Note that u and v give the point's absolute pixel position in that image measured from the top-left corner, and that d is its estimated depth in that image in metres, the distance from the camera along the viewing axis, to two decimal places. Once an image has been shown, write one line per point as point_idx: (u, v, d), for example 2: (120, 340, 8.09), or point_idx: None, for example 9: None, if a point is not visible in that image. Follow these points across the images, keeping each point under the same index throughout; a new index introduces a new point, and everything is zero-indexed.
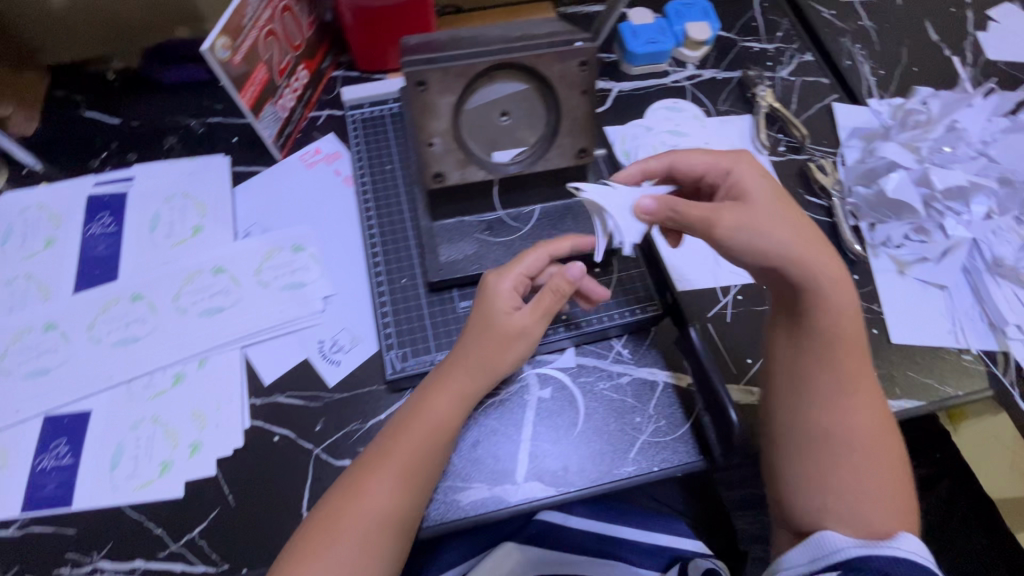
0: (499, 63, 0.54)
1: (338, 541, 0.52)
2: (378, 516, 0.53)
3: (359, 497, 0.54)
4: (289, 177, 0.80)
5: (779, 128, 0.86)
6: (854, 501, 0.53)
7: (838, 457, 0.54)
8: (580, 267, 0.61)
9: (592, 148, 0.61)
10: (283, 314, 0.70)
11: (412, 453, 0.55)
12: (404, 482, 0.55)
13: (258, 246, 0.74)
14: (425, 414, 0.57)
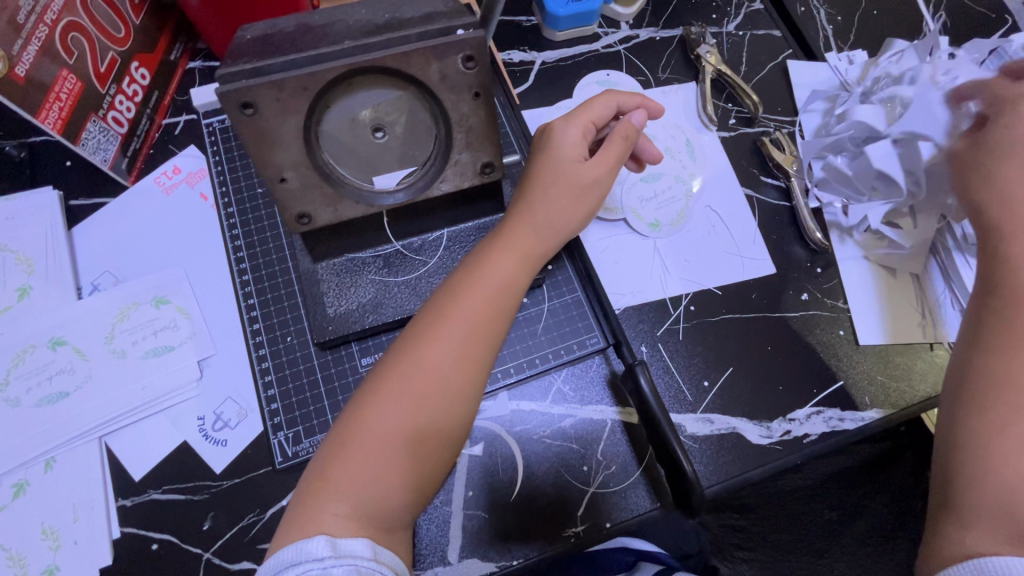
0: (354, 66, 0.40)
1: (394, 412, 0.46)
2: (440, 385, 0.48)
3: (411, 364, 0.48)
4: (141, 208, 0.64)
5: (728, 97, 0.75)
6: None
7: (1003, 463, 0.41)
8: (642, 114, 0.55)
9: (499, 161, 0.48)
10: (147, 390, 0.57)
11: (473, 317, 0.49)
12: (462, 357, 0.48)
13: (107, 304, 0.60)
14: (489, 269, 0.51)
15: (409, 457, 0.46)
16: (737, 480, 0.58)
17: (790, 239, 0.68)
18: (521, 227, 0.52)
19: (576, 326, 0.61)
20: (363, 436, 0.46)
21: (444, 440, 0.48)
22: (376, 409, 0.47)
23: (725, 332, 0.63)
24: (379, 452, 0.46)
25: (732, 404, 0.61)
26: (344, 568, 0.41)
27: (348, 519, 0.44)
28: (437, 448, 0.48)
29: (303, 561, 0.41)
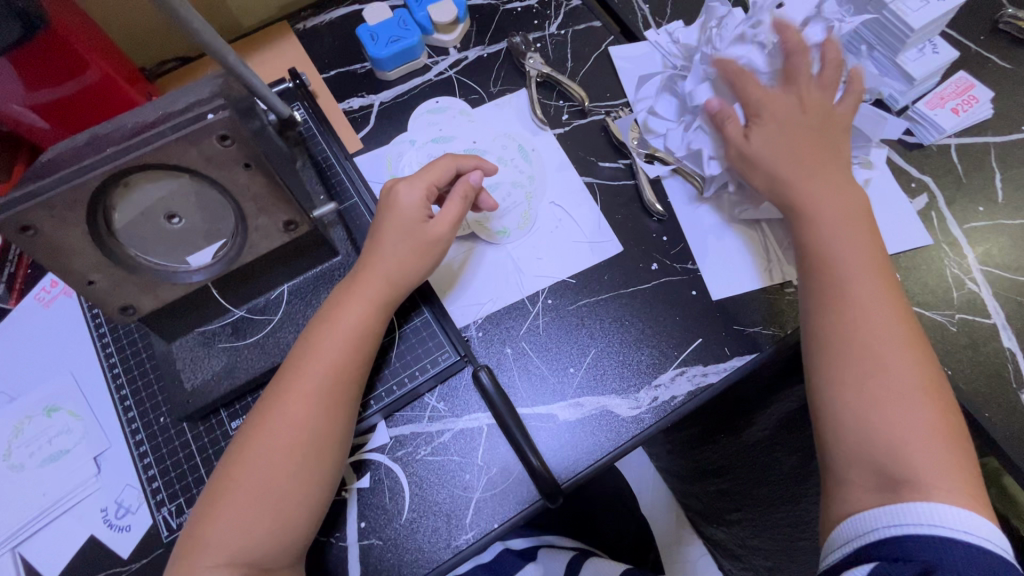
0: (121, 170, 0.44)
1: (263, 462, 0.50)
2: (305, 434, 0.51)
3: (276, 416, 0.51)
4: (25, 326, 0.68)
5: (558, 95, 0.78)
6: (895, 449, 0.49)
7: (874, 408, 0.50)
8: (480, 174, 0.62)
9: (302, 217, 0.52)
10: (50, 495, 0.61)
11: (334, 366, 0.53)
12: (325, 404, 0.52)
13: (1, 422, 0.64)
14: (343, 320, 0.55)
15: (280, 504, 0.49)
16: (613, 455, 0.60)
17: (636, 215, 0.71)
18: (370, 277, 0.56)
19: (428, 346, 0.63)
20: (234, 487, 0.50)
21: (315, 484, 0.51)
22: (245, 461, 0.50)
23: (584, 317, 0.66)
24: (250, 501, 0.49)
25: (600, 384, 0.63)
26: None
27: (222, 563, 0.47)
28: (308, 492, 0.50)
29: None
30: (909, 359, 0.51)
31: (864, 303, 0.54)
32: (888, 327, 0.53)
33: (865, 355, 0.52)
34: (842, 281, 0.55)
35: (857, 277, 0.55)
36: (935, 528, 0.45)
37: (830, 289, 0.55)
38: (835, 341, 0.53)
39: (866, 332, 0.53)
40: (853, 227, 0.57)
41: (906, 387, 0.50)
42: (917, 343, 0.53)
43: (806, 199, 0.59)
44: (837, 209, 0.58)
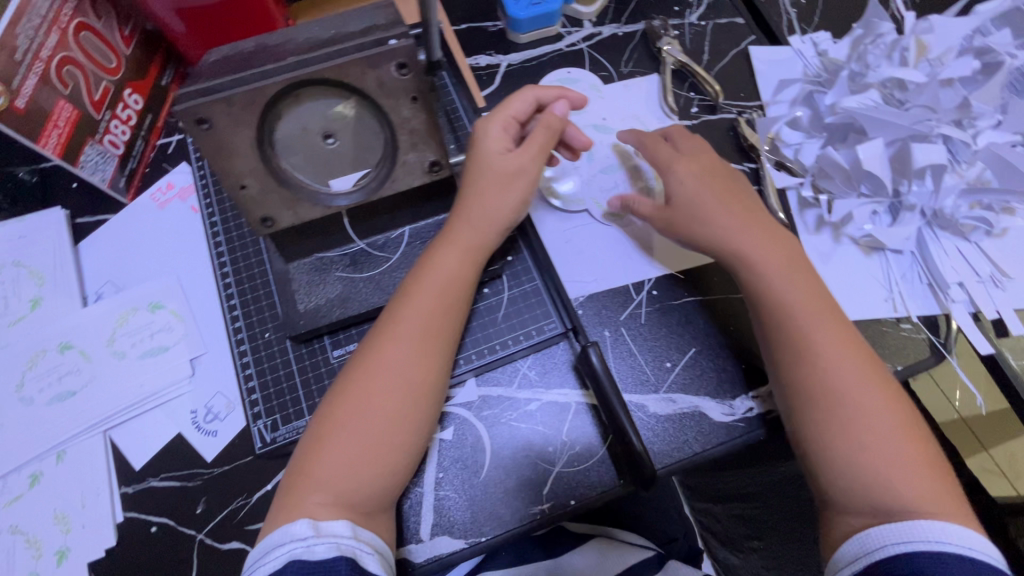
0: (297, 81, 0.44)
1: (366, 404, 0.49)
2: (403, 377, 0.50)
3: (373, 358, 0.50)
4: (139, 222, 0.70)
5: (690, 86, 0.76)
6: (884, 483, 0.47)
7: (859, 444, 0.49)
8: (566, 105, 0.57)
9: (445, 159, 0.52)
10: (145, 387, 0.62)
11: (427, 311, 0.52)
12: (422, 347, 0.51)
13: (109, 310, 0.65)
14: (437, 268, 0.54)
15: (383, 448, 0.48)
16: (698, 457, 0.59)
17: None
18: (467, 227, 0.55)
19: (535, 314, 0.64)
20: (337, 429, 0.48)
21: (416, 429, 0.50)
22: (350, 404, 0.49)
23: (686, 314, 0.65)
24: (354, 443, 0.48)
25: (695, 384, 0.62)
26: (325, 547, 0.43)
27: (329, 504, 0.45)
28: (409, 437, 0.49)
29: (288, 540, 0.43)
30: (883, 395, 0.51)
31: (824, 340, 0.53)
32: (853, 368, 0.51)
33: (845, 399, 0.50)
34: (798, 338, 0.53)
35: (805, 324, 0.54)
36: (941, 547, 0.43)
37: (788, 345, 0.54)
38: (809, 390, 0.51)
39: (841, 374, 0.51)
40: (790, 279, 0.56)
41: (885, 421, 0.49)
42: (885, 381, 0.52)
43: (756, 256, 0.57)
44: (785, 266, 0.57)
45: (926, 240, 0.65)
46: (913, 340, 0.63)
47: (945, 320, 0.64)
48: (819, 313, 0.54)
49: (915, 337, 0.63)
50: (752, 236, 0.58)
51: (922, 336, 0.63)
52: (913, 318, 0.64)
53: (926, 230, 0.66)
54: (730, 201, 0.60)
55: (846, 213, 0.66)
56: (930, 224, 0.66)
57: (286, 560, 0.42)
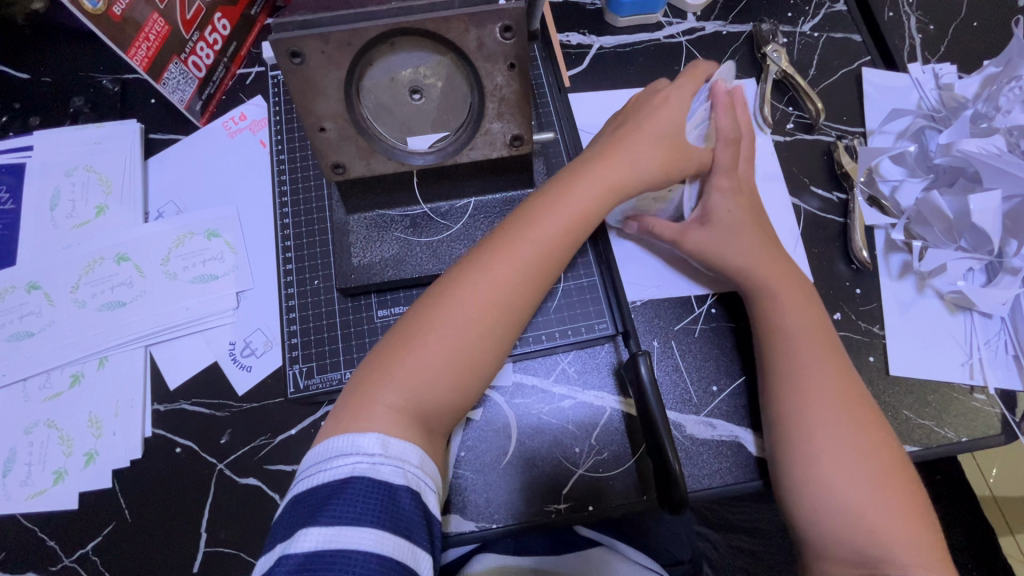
0: (396, 28, 0.42)
1: (445, 325, 0.47)
2: (502, 299, 0.48)
3: (466, 286, 0.48)
4: (208, 148, 0.70)
5: (790, 100, 0.71)
6: (859, 524, 0.46)
7: (829, 480, 0.47)
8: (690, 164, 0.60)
9: (528, 135, 0.49)
10: (190, 310, 0.63)
11: (525, 247, 0.50)
12: (531, 276, 0.50)
13: (167, 229, 0.66)
14: (545, 207, 0.51)
15: (462, 370, 0.47)
16: (729, 489, 0.57)
17: (831, 254, 0.64)
18: (619, 169, 0.53)
19: (587, 310, 0.61)
20: (410, 351, 0.46)
21: (494, 359, 0.49)
22: (438, 318, 0.47)
23: (745, 339, 0.61)
24: (425, 368, 0.46)
25: (740, 413, 0.59)
26: (392, 469, 0.41)
27: (398, 411, 0.44)
28: (485, 366, 0.48)
29: (354, 453, 0.41)
30: (863, 435, 0.49)
31: (803, 360, 0.52)
32: (838, 404, 0.50)
33: (818, 436, 0.49)
34: (788, 375, 0.52)
35: (802, 353, 0.52)
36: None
37: (785, 375, 0.52)
38: (791, 426, 0.50)
39: (820, 410, 0.50)
40: (800, 312, 0.55)
41: (865, 458, 0.48)
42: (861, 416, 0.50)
43: (770, 287, 0.56)
44: (796, 299, 0.55)
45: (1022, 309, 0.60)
46: (983, 413, 0.59)
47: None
48: (818, 347, 0.53)
49: (987, 410, 0.59)
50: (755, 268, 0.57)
51: (995, 411, 0.59)
52: (989, 390, 0.59)
53: None
54: (749, 230, 0.58)
55: (939, 265, 0.60)
56: None
57: (350, 473, 0.40)
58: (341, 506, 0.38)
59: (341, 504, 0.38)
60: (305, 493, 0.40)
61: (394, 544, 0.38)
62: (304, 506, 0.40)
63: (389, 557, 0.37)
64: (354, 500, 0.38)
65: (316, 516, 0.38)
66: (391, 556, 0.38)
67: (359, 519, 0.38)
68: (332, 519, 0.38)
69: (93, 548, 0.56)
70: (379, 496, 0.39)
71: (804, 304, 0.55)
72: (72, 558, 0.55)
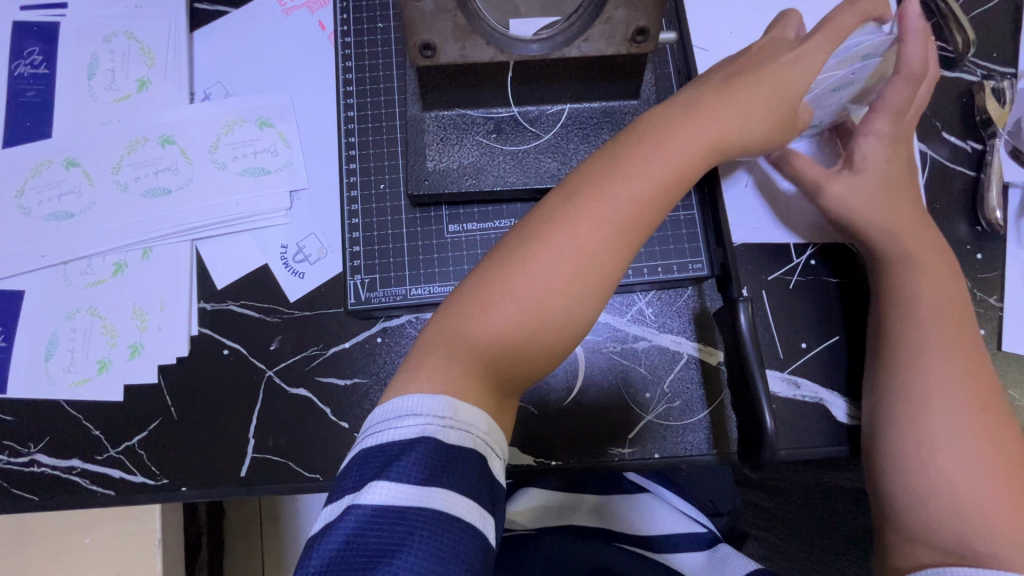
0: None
1: (530, 291, 0.37)
2: (598, 262, 0.38)
3: (554, 245, 0.38)
4: (260, 24, 0.62)
5: (932, 26, 0.61)
6: (982, 523, 0.42)
7: (962, 484, 0.43)
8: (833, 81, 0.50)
9: (655, 30, 0.41)
10: (241, 206, 0.58)
11: (633, 199, 0.40)
12: (632, 233, 0.40)
13: (215, 113, 0.60)
14: (665, 144, 0.41)
15: (540, 346, 0.38)
16: (807, 452, 0.53)
17: (954, 212, 0.57)
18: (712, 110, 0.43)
19: (681, 246, 0.56)
20: (490, 319, 0.37)
21: (580, 335, 0.40)
22: (519, 278, 0.38)
23: (845, 297, 0.56)
24: (504, 341, 0.37)
25: (830, 373, 0.54)
26: (460, 433, 0.34)
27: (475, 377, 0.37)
28: (569, 344, 0.39)
29: (421, 412, 0.34)
30: (1002, 448, 0.44)
31: (951, 358, 0.46)
32: (981, 413, 0.44)
33: (963, 445, 0.43)
34: (906, 358, 0.47)
35: (931, 332, 0.47)
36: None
37: (909, 358, 0.47)
38: (925, 429, 0.44)
39: (948, 397, 0.45)
40: (931, 285, 0.48)
41: (1004, 473, 0.43)
42: (1000, 432, 0.44)
43: (913, 257, 0.49)
44: (935, 273, 0.49)
45: None
46: None
47: None
48: (946, 324, 0.47)
49: None
50: (894, 223, 0.50)
51: None
52: None
53: None
54: (895, 187, 0.51)
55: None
56: None
57: (415, 434, 0.33)
58: (407, 466, 0.32)
59: (406, 465, 0.32)
60: (361, 452, 0.34)
61: (467, 508, 0.31)
62: (367, 458, 0.33)
63: (463, 522, 0.31)
64: (422, 462, 0.32)
65: (382, 471, 0.32)
66: (465, 521, 0.31)
67: (430, 480, 0.31)
68: (398, 478, 0.31)
69: (140, 441, 0.54)
70: (449, 459, 0.32)
71: (940, 276, 0.49)
72: (118, 450, 0.54)
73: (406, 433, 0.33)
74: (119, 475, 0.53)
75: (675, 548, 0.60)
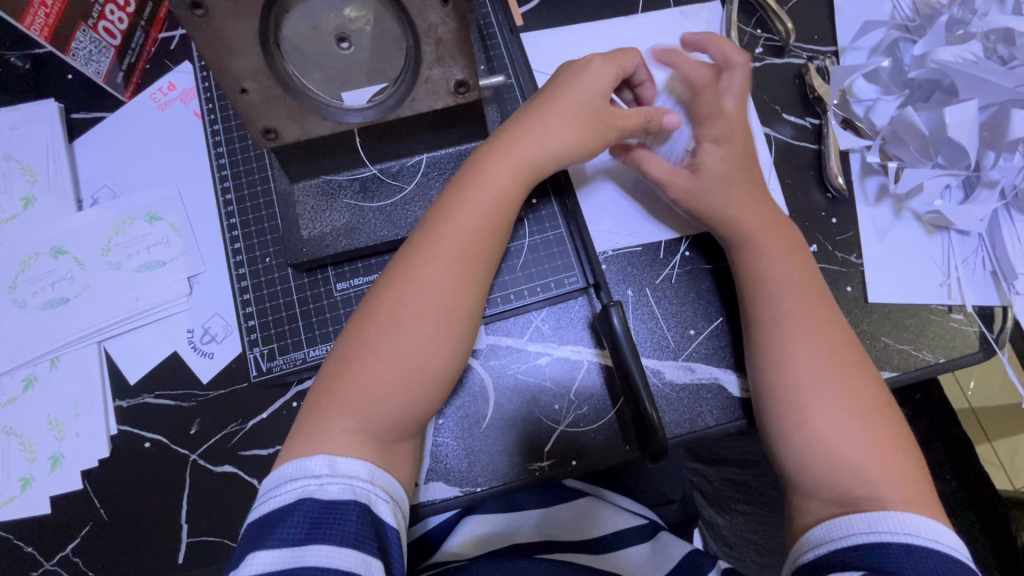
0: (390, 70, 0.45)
1: (387, 337, 0.44)
2: (437, 301, 0.45)
3: (399, 292, 0.45)
4: (137, 123, 0.64)
5: (758, 21, 0.66)
6: (858, 469, 0.45)
7: (824, 432, 0.46)
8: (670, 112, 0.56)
9: (473, 80, 0.45)
10: (141, 300, 0.59)
11: (459, 239, 0.47)
12: (461, 266, 0.46)
13: (104, 217, 0.62)
14: (479, 185, 0.48)
15: (406, 381, 0.44)
16: (711, 431, 0.56)
17: (806, 184, 0.62)
18: (517, 141, 0.50)
19: (555, 264, 0.60)
20: (358, 369, 0.44)
21: (446, 361, 0.46)
22: (374, 334, 0.45)
23: (720, 280, 0.60)
24: (373, 386, 0.43)
25: (719, 354, 0.58)
26: (340, 487, 0.39)
27: (353, 432, 0.42)
28: (434, 374, 0.45)
29: (301, 476, 0.39)
30: (853, 390, 0.47)
31: (790, 317, 0.50)
32: (829, 361, 0.48)
33: (815, 396, 0.47)
34: (768, 331, 0.51)
35: (782, 298, 0.51)
36: (915, 539, 0.41)
37: (767, 330, 0.51)
38: (776, 387, 0.49)
39: (798, 355, 0.49)
40: (780, 256, 0.53)
41: (858, 412, 0.47)
42: (851, 373, 0.48)
43: (765, 237, 0.53)
44: (779, 248, 0.53)
45: (999, 222, 0.58)
46: (961, 333, 0.58)
47: (1001, 313, 0.59)
48: (785, 289, 0.51)
49: (964, 330, 0.58)
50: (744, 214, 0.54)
51: (972, 329, 0.58)
52: (966, 309, 0.59)
53: (1001, 210, 0.58)
54: (734, 182, 0.56)
55: (915, 185, 0.59)
56: (1007, 204, 0.58)
57: (298, 496, 0.38)
58: (289, 527, 0.37)
59: (289, 525, 0.37)
60: (255, 520, 0.39)
61: (342, 556, 0.36)
62: (257, 531, 0.38)
63: (341, 570, 0.36)
64: (304, 520, 0.37)
65: (265, 541, 0.37)
66: (341, 570, 0.36)
67: (309, 536, 0.36)
68: (280, 540, 0.36)
69: (73, 549, 0.54)
70: (327, 514, 0.37)
71: (788, 246, 0.53)
72: (53, 561, 0.54)
73: (288, 496, 0.39)
74: None
75: (621, 545, 0.62)
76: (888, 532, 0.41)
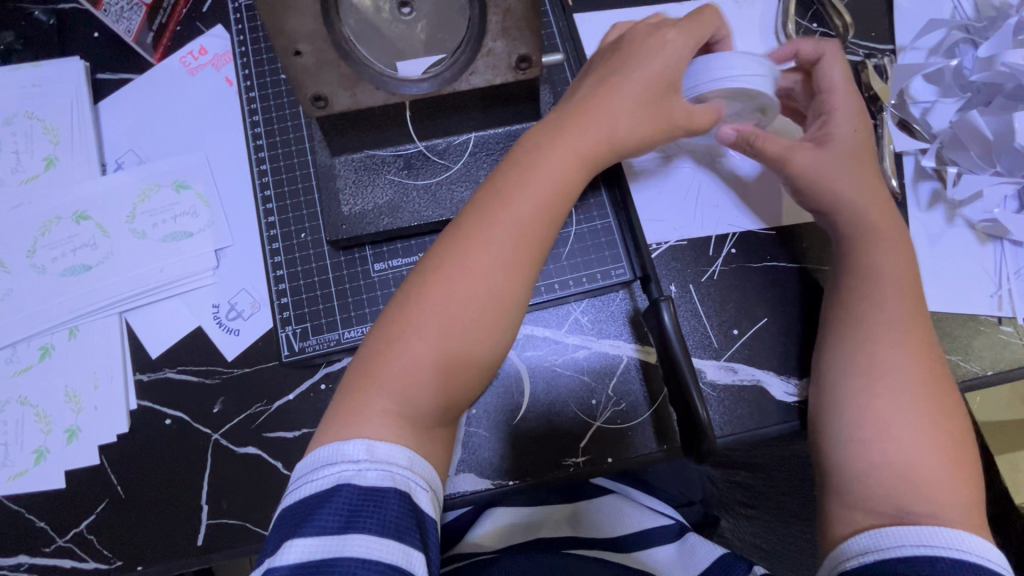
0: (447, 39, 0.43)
1: (433, 321, 0.42)
2: (487, 287, 0.43)
3: (448, 275, 0.43)
4: (166, 87, 0.62)
5: (813, 14, 0.64)
6: (916, 484, 0.43)
7: (887, 445, 0.44)
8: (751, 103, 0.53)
9: (537, 56, 0.43)
10: (166, 272, 0.57)
11: (513, 223, 0.44)
12: (515, 253, 0.44)
13: (129, 182, 0.59)
14: (540, 168, 0.45)
15: (450, 368, 0.42)
16: (752, 434, 0.55)
17: None
18: (582, 122, 0.47)
19: (602, 255, 0.58)
20: (399, 352, 0.42)
21: (490, 349, 0.44)
22: (420, 316, 0.42)
23: (766, 280, 0.58)
24: (415, 370, 0.41)
25: (762, 356, 0.56)
26: (379, 474, 0.37)
27: (395, 417, 0.40)
28: (478, 362, 0.43)
29: (339, 461, 0.37)
30: (923, 405, 0.45)
31: (870, 324, 0.48)
32: (905, 374, 0.46)
33: (879, 406, 0.45)
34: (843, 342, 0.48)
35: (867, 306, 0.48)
36: (966, 554, 0.39)
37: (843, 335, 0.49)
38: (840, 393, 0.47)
39: (875, 364, 0.46)
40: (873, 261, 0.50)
41: (924, 428, 0.44)
42: (925, 388, 0.45)
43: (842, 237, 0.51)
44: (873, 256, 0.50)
45: None
46: (1011, 344, 0.57)
47: None
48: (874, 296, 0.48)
49: (1014, 342, 0.57)
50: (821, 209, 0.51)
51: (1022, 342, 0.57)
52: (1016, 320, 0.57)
53: None
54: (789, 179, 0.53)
55: (973, 191, 0.58)
56: None
57: (334, 482, 0.37)
58: (328, 514, 0.35)
59: (326, 513, 0.35)
60: (287, 507, 0.37)
61: (381, 548, 0.34)
62: (290, 516, 0.36)
63: (380, 562, 0.34)
64: (341, 508, 0.35)
65: (301, 527, 0.35)
66: (379, 562, 0.34)
67: (347, 525, 0.34)
68: (317, 528, 0.35)
69: (88, 526, 0.52)
70: (364, 501, 0.35)
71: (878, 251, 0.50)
72: (66, 538, 0.52)
73: (325, 483, 0.37)
74: (70, 564, 0.52)
75: (649, 544, 0.60)
76: (936, 545, 0.39)
